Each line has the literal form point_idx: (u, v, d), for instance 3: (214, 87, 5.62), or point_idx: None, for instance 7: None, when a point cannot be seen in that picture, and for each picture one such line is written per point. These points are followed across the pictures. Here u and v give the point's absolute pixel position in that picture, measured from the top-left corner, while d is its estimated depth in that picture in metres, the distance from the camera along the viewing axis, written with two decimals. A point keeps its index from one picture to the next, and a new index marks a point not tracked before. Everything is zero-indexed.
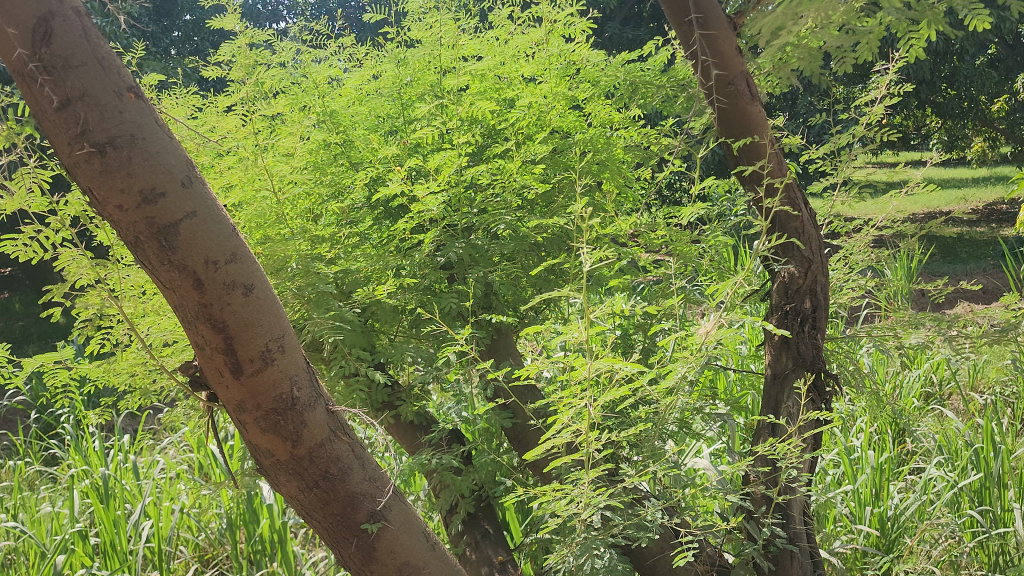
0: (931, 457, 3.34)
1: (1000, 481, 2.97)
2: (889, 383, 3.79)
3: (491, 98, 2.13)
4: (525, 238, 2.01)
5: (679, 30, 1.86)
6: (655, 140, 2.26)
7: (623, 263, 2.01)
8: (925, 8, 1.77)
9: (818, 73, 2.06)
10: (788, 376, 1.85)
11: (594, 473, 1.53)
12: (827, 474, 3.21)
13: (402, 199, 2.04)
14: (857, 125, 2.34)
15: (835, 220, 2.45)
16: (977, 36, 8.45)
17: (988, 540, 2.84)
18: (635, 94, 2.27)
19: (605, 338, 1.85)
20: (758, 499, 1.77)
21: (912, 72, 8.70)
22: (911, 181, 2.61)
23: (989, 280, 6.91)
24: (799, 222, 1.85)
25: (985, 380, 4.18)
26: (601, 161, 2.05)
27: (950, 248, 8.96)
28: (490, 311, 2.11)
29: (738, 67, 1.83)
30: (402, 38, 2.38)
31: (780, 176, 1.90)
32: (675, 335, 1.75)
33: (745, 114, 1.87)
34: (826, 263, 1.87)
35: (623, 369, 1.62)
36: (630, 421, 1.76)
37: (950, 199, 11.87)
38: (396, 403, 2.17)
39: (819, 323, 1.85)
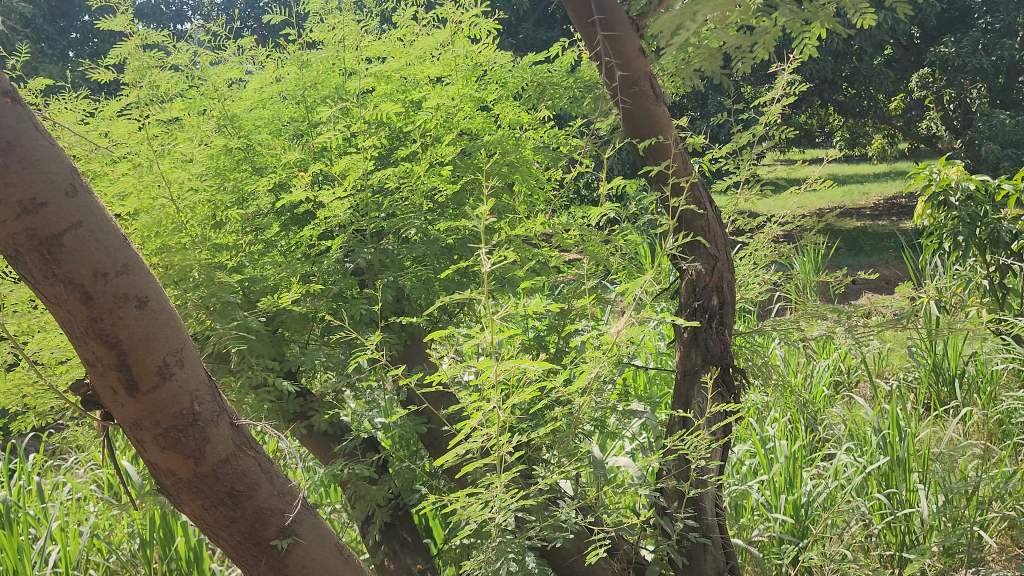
0: (841, 443, 3.46)
1: (906, 464, 3.10)
2: (801, 374, 3.92)
3: (396, 100, 2.10)
4: (435, 242, 1.99)
5: (583, 31, 1.87)
6: (565, 140, 2.26)
7: (534, 264, 2.00)
8: (816, 10, 1.83)
9: (719, 74, 2.10)
10: (698, 372, 1.87)
11: (508, 477, 1.52)
12: (743, 464, 3.29)
13: (307, 204, 2.00)
14: (759, 124, 2.39)
15: (740, 217, 2.51)
16: (874, 36, 8.86)
17: (895, 521, 2.98)
18: (542, 96, 2.28)
19: (516, 341, 1.84)
20: (672, 494, 1.78)
21: (814, 71, 9.04)
22: (811, 177, 2.69)
23: (891, 270, 7.24)
24: (705, 220, 1.88)
25: (890, 366, 4.36)
26: (511, 162, 2.05)
27: (855, 241, 9.33)
28: (402, 317, 2.07)
29: (642, 68, 1.85)
30: (305, 40, 2.32)
31: (686, 175, 1.92)
32: (586, 334, 1.76)
33: (650, 114, 1.89)
34: (732, 260, 1.90)
35: (535, 371, 1.62)
36: (544, 422, 1.75)
37: (854, 194, 12.38)
38: (309, 413, 2.12)
39: (727, 319, 1.88)
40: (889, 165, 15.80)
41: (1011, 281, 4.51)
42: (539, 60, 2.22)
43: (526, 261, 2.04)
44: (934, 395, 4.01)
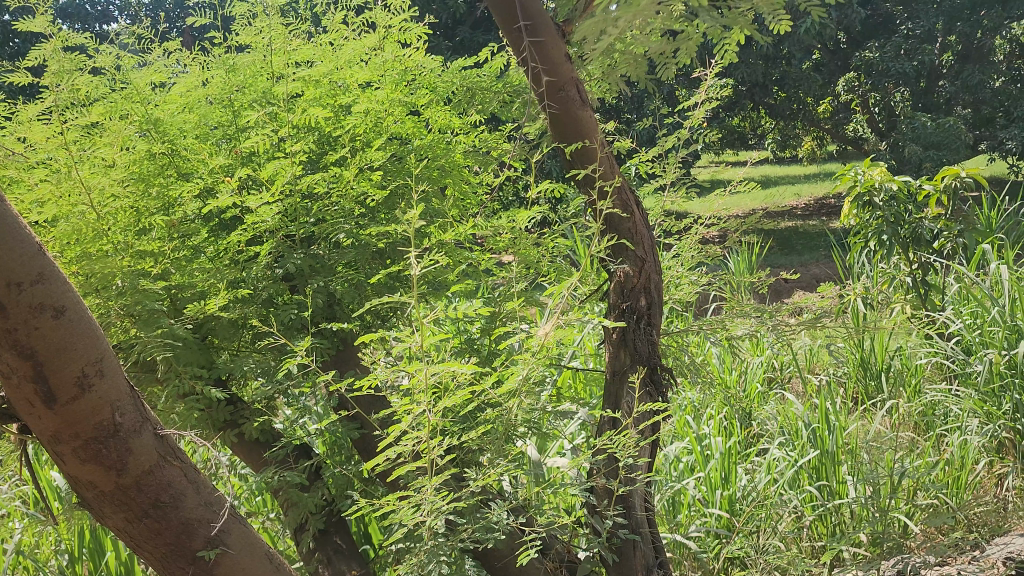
0: (774, 438, 3.54)
1: (834, 457, 3.20)
2: (735, 371, 4.01)
3: (325, 104, 2.09)
4: (366, 246, 1.99)
5: (509, 37, 1.89)
6: (495, 144, 2.28)
7: (464, 267, 2.01)
8: (736, 17, 1.88)
9: (644, 79, 2.14)
10: (626, 372, 1.90)
11: (438, 480, 1.52)
12: (680, 462, 3.35)
13: (235, 210, 1.97)
14: (684, 128, 2.44)
15: (669, 219, 2.56)
16: (802, 41, 9.12)
17: (825, 513, 3.06)
18: (472, 100, 2.30)
19: (447, 344, 1.85)
20: (601, 493, 1.81)
21: (746, 75, 9.26)
22: (733, 181, 2.75)
23: (820, 269, 7.44)
24: (632, 222, 1.92)
25: (820, 362, 4.49)
26: (440, 166, 2.06)
27: (788, 241, 9.57)
28: (333, 322, 2.06)
29: (568, 74, 1.88)
30: (231, 43, 2.29)
31: (612, 177, 1.95)
32: (515, 337, 1.77)
33: (577, 118, 1.91)
34: (658, 262, 1.94)
35: (464, 374, 1.63)
36: (475, 425, 1.77)
37: (787, 195, 12.71)
38: (240, 421, 2.10)
39: (654, 319, 1.91)
40: (820, 166, 16.25)
41: (932, 278, 4.69)
42: (468, 64, 2.23)
43: (457, 264, 2.05)
44: (862, 389, 4.14)
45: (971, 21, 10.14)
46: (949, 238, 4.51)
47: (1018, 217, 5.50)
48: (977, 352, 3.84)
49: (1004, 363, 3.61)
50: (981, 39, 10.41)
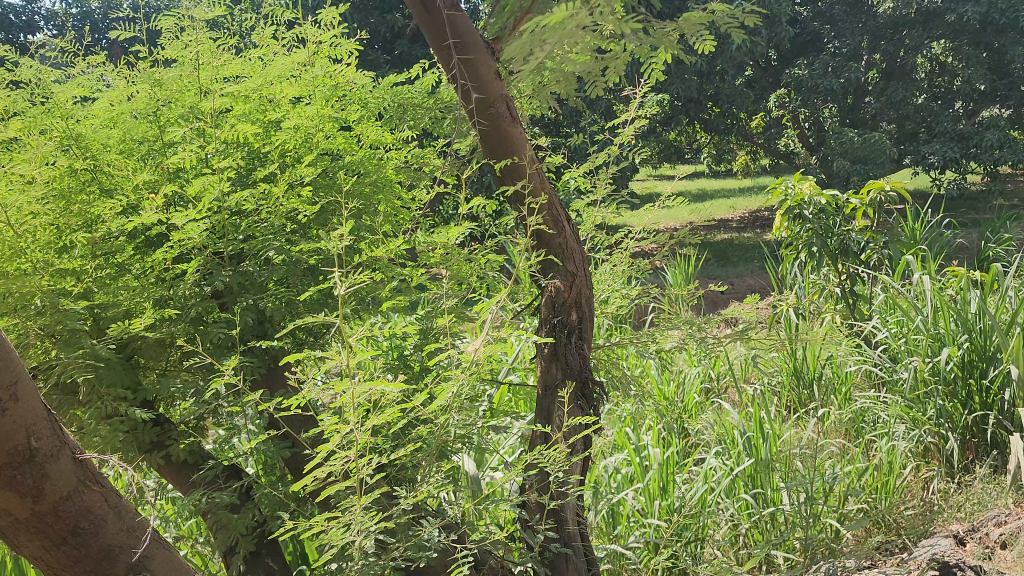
0: (710, 447, 3.60)
1: (768, 465, 3.27)
2: (673, 382, 4.07)
3: (254, 120, 2.07)
4: (296, 263, 1.97)
5: (439, 54, 1.90)
6: (427, 159, 2.28)
7: (396, 284, 2.01)
8: (660, 37, 1.92)
9: (574, 96, 2.17)
10: (558, 387, 1.92)
11: (368, 499, 1.51)
12: (619, 473, 3.38)
13: (160, 227, 1.93)
14: (614, 144, 2.48)
15: (600, 233, 2.59)
16: (735, 58, 9.35)
17: (760, 521, 3.12)
18: (404, 116, 2.30)
19: (377, 361, 1.84)
20: (533, 507, 1.82)
21: (681, 90, 9.46)
22: (663, 196, 2.81)
23: (754, 280, 7.62)
24: (563, 238, 1.93)
25: (755, 372, 4.59)
26: (372, 182, 2.06)
27: (724, 253, 9.77)
28: (263, 340, 2.03)
29: (498, 91, 1.90)
30: (157, 57, 2.25)
31: (542, 194, 1.97)
32: (446, 353, 1.77)
33: (507, 135, 1.93)
34: (589, 277, 1.96)
35: (394, 392, 1.62)
36: (406, 442, 1.76)
37: (722, 208, 12.98)
38: (167, 442, 2.05)
39: (585, 333, 1.94)
40: (754, 179, 16.65)
41: (860, 288, 4.84)
42: (400, 81, 2.23)
43: (388, 280, 2.04)
44: (795, 398, 4.24)
45: (894, 40, 10.54)
46: (875, 249, 4.66)
47: (939, 228, 5.71)
48: (903, 360, 3.97)
49: (928, 370, 3.74)
50: (904, 57, 10.82)
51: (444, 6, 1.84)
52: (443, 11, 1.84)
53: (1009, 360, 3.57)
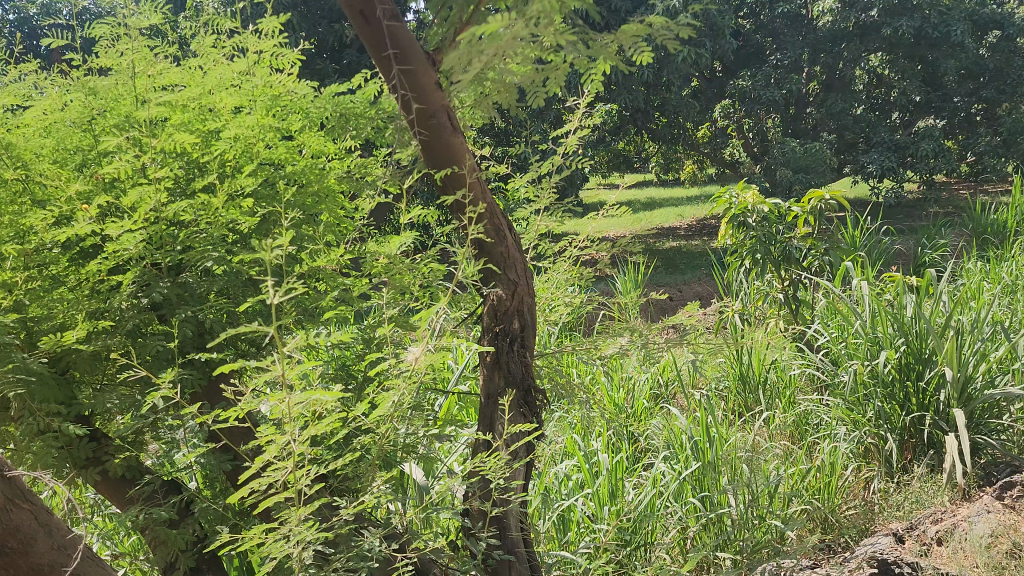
0: (659, 452, 3.65)
1: (715, 469, 3.32)
2: (623, 389, 4.11)
3: (193, 130, 2.04)
4: (236, 274, 1.95)
5: (379, 65, 1.91)
6: (370, 169, 2.28)
7: (337, 294, 2.00)
8: (598, 49, 1.95)
9: (515, 106, 2.19)
10: (500, 395, 1.94)
11: (307, 510, 1.50)
12: (570, 479, 3.41)
13: (94, 238, 1.89)
14: (556, 153, 2.50)
15: (544, 242, 2.61)
16: (681, 69, 9.51)
17: (707, 524, 3.17)
18: (346, 126, 2.29)
19: (318, 372, 1.83)
20: (475, 515, 1.83)
21: (629, 101, 9.58)
22: (606, 205, 2.84)
23: (702, 287, 7.73)
24: (505, 247, 1.94)
25: (703, 378, 4.66)
26: (314, 193, 2.04)
27: (672, 261, 9.90)
28: (203, 352, 2.00)
29: (438, 101, 1.91)
30: (92, 65, 2.21)
31: (483, 203, 1.99)
32: (387, 363, 1.77)
33: (447, 145, 1.95)
34: (531, 286, 1.98)
35: (333, 402, 1.62)
36: (347, 453, 1.76)
37: (671, 216, 13.16)
38: (104, 458, 2.01)
39: (527, 341, 1.95)
40: (701, 188, 16.91)
41: (802, 294, 4.95)
42: (342, 90, 2.20)
43: (330, 290, 2.03)
44: (742, 403, 4.32)
45: (834, 52, 10.83)
46: (816, 256, 4.78)
47: (878, 236, 5.88)
48: (844, 363, 4.07)
49: (867, 373, 3.84)
50: (843, 69, 11.12)
51: (383, 16, 1.84)
52: (383, 22, 1.84)
53: (944, 361, 3.65)
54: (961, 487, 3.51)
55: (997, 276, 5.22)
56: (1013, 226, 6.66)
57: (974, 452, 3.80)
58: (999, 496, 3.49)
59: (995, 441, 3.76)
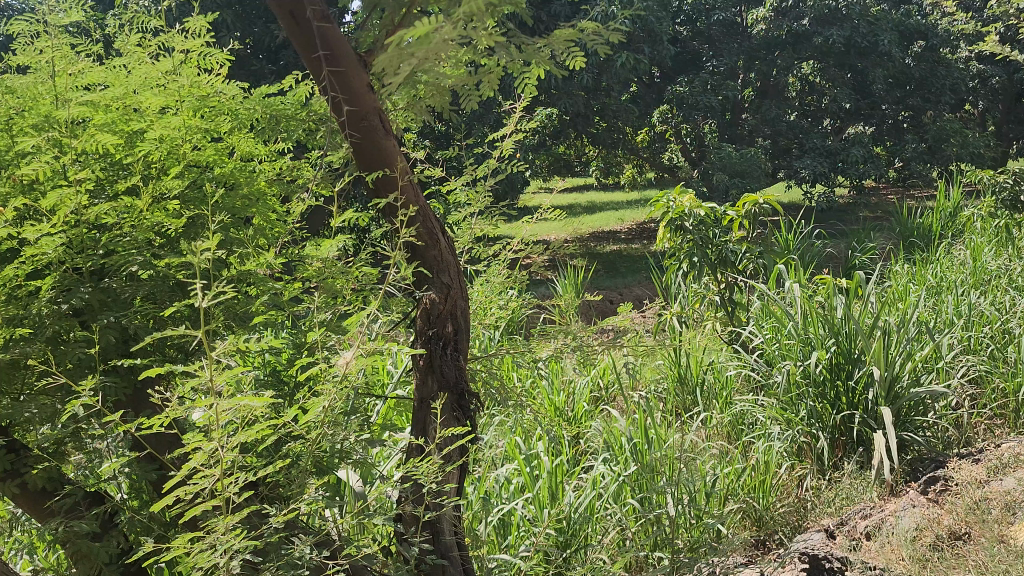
0: (599, 455, 3.67)
1: (653, 470, 3.35)
2: (563, 392, 4.13)
3: (116, 130, 1.98)
4: (162, 278, 1.90)
5: (310, 66, 1.89)
6: (301, 171, 2.24)
7: (266, 298, 1.97)
8: (530, 54, 1.96)
9: (449, 109, 2.19)
10: (433, 399, 1.93)
11: (234, 518, 1.47)
12: (510, 482, 3.40)
13: (10, 241, 1.83)
14: (490, 157, 2.50)
15: (479, 245, 2.61)
16: (620, 74, 9.63)
17: (646, 524, 3.19)
18: (278, 128, 2.25)
19: (246, 378, 1.80)
20: (408, 520, 1.82)
21: (569, 105, 9.65)
22: (541, 209, 2.85)
23: (642, 291, 7.82)
24: (438, 250, 1.94)
25: (642, 380, 4.71)
26: (243, 195, 2.00)
27: (613, 264, 9.98)
28: (128, 359, 1.94)
29: (369, 103, 1.89)
30: (10, 63, 2.13)
31: (415, 205, 1.98)
32: (318, 368, 1.75)
33: (379, 146, 1.93)
34: (464, 289, 1.98)
35: (261, 407, 1.59)
36: (277, 459, 1.73)
37: (612, 221, 13.29)
38: (22, 470, 1.93)
39: (461, 344, 1.95)
40: (641, 193, 17.12)
41: (737, 296, 5.05)
42: (272, 93, 2.17)
43: (259, 294, 1.99)
44: (680, 404, 4.39)
45: (767, 60, 11.10)
46: (751, 259, 4.88)
47: (811, 239, 6.03)
48: (777, 363, 4.17)
49: (799, 373, 3.94)
50: (777, 77, 11.40)
51: (314, 18, 1.83)
52: (314, 23, 1.83)
53: (871, 362, 3.82)
54: (889, 483, 3.61)
55: (923, 278, 5.39)
56: (938, 230, 6.90)
57: (901, 449, 3.92)
58: (924, 490, 3.60)
59: (920, 437, 3.89)
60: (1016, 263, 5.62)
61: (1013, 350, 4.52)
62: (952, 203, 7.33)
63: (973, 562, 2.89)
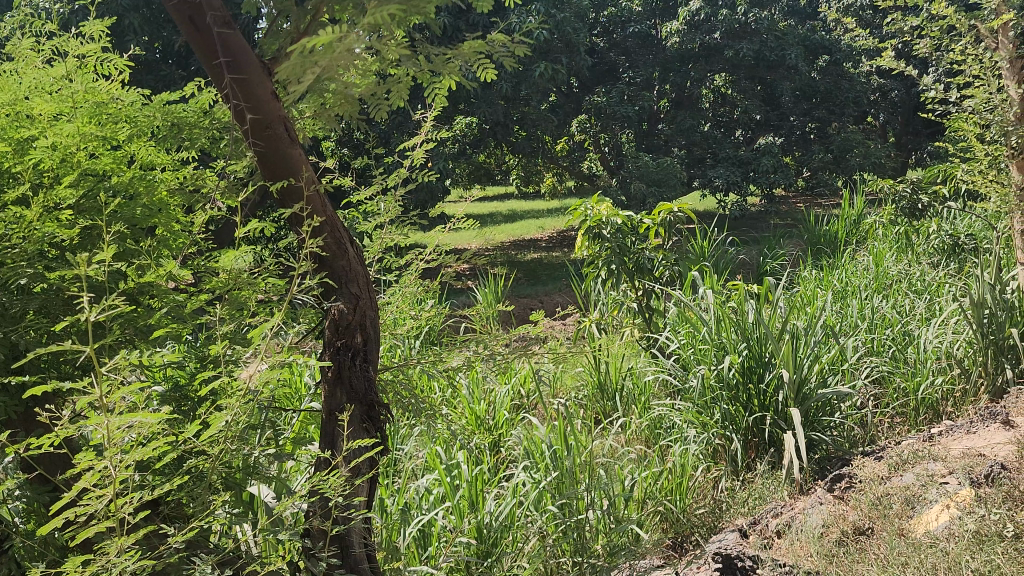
0: (519, 462, 3.68)
1: (572, 476, 3.38)
2: (484, 401, 4.12)
3: (6, 138, 1.89)
4: (54, 292, 1.82)
5: (211, 73, 1.85)
6: (204, 179, 2.18)
7: (166, 311, 1.91)
8: (438, 65, 1.96)
9: (358, 118, 2.17)
10: (341, 411, 1.91)
11: (129, 538, 1.42)
12: (431, 492, 3.37)
13: None
14: (402, 166, 2.49)
15: (392, 255, 2.59)
16: (539, 84, 9.72)
17: (567, 530, 3.18)
18: (179, 136, 2.19)
19: (144, 393, 1.73)
20: (315, 534, 1.81)
21: (488, 114, 9.69)
22: (454, 217, 2.85)
23: (562, 298, 7.89)
24: (346, 261, 1.93)
25: (563, 387, 4.74)
26: (142, 205, 1.94)
27: (534, 273, 10.05)
28: (18, 378, 1.85)
29: (273, 112, 1.86)
30: None
31: (321, 215, 1.95)
32: (220, 381, 1.71)
33: (284, 156, 1.90)
34: (373, 299, 1.96)
35: (157, 423, 1.54)
36: (177, 477, 1.68)
37: (533, 229, 13.39)
38: None
39: (370, 355, 1.93)
40: (561, 201, 17.33)
41: (654, 302, 5.14)
42: (173, 99, 2.10)
43: (158, 307, 1.93)
44: (600, 410, 4.45)
45: (681, 72, 11.39)
46: (666, 266, 4.98)
47: (724, 246, 6.20)
48: (692, 368, 4.26)
49: (713, 377, 4.03)
50: (691, 88, 11.70)
51: (214, 24, 1.80)
52: (215, 29, 1.81)
53: (781, 364, 3.94)
54: (798, 481, 3.73)
55: (829, 283, 5.60)
56: (842, 237, 7.18)
57: (809, 448, 4.05)
58: (830, 487, 3.73)
59: (826, 437, 4.03)
60: (915, 268, 5.90)
61: (911, 351, 4.74)
62: (855, 211, 7.64)
63: (874, 556, 3.00)
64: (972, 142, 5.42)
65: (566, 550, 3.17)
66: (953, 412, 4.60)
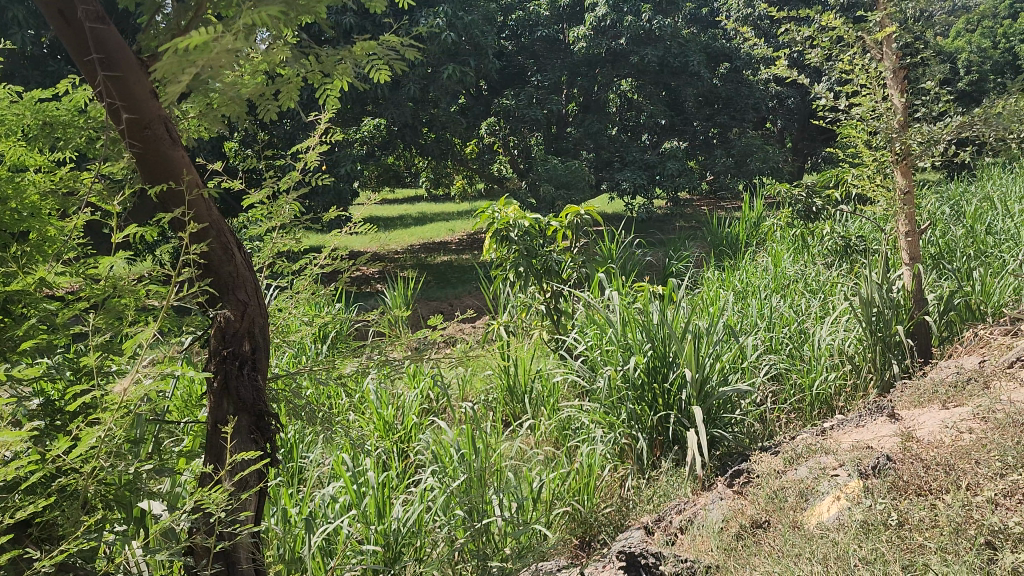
0: (426, 466, 3.63)
1: (479, 479, 3.36)
2: (392, 406, 4.06)
3: None
4: None
5: (83, 70, 1.76)
6: (80, 179, 2.07)
7: (36, 320, 1.80)
8: (328, 66, 1.92)
9: (246, 119, 2.10)
10: (228, 421, 1.84)
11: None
12: (336, 500, 3.29)
13: None
14: (294, 168, 2.42)
15: (286, 259, 2.52)
16: (448, 86, 9.68)
17: (476, 534, 3.16)
18: (52, 136, 2.07)
19: (9, 408, 1.62)
20: (199, 551, 1.75)
21: (397, 116, 9.59)
22: (352, 221, 2.79)
23: (473, 301, 7.90)
24: (233, 266, 1.87)
25: (472, 390, 4.72)
26: (8, 208, 1.82)
27: (443, 275, 10.05)
28: None
29: (151, 111, 1.78)
30: None
31: (205, 219, 1.88)
32: (93, 394, 1.62)
33: (163, 157, 1.83)
34: (262, 306, 1.91)
35: (19, 439, 1.44)
36: (45, 496, 1.58)
37: (444, 232, 13.37)
38: None
39: (259, 363, 1.88)
40: (473, 203, 17.35)
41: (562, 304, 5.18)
42: (44, 97, 1.98)
43: (27, 316, 1.82)
44: (509, 412, 4.45)
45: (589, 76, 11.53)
46: (574, 268, 5.02)
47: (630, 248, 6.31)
48: (599, 369, 4.31)
49: (619, 378, 4.09)
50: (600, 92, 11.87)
51: (85, 18, 1.71)
52: (86, 24, 1.71)
53: (683, 364, 4.02)
54: (700, 478, 3.79)
55: (731, 283, 5.77)
56: (743, 239, 7.41)
57: (711, 445, 4.15)
58: (729, 483, 3.83)
59: (727, 433, 4.14)
60: (811, 269, 6.14)
61: (807, 349, 4.92)
62: (755, 213, 7.89)
63: (771, 548, 3.08)
64: (861, 149, 5.65)
65: (472, 554, 3.15)
66: (844, 407, 4.80)
